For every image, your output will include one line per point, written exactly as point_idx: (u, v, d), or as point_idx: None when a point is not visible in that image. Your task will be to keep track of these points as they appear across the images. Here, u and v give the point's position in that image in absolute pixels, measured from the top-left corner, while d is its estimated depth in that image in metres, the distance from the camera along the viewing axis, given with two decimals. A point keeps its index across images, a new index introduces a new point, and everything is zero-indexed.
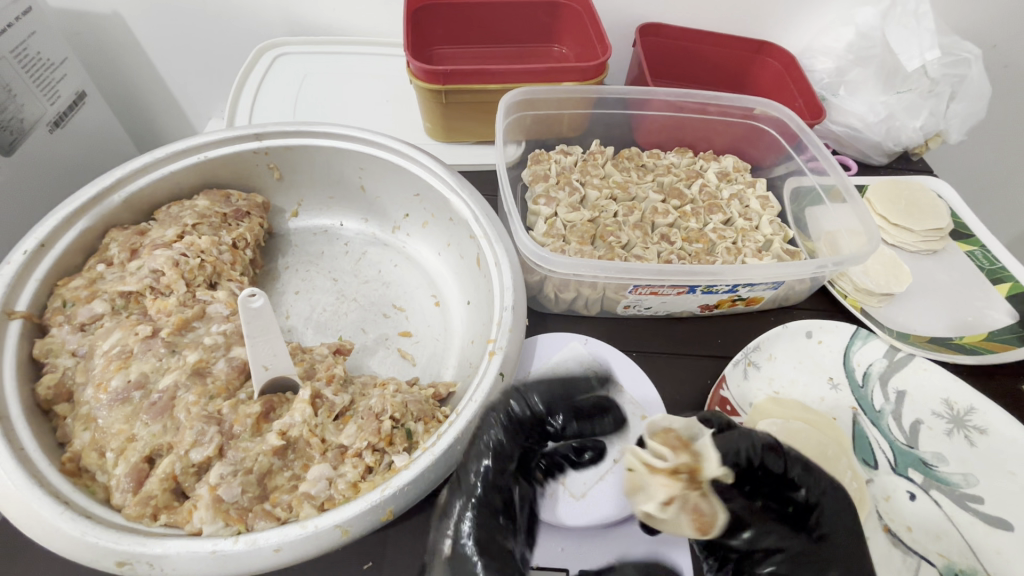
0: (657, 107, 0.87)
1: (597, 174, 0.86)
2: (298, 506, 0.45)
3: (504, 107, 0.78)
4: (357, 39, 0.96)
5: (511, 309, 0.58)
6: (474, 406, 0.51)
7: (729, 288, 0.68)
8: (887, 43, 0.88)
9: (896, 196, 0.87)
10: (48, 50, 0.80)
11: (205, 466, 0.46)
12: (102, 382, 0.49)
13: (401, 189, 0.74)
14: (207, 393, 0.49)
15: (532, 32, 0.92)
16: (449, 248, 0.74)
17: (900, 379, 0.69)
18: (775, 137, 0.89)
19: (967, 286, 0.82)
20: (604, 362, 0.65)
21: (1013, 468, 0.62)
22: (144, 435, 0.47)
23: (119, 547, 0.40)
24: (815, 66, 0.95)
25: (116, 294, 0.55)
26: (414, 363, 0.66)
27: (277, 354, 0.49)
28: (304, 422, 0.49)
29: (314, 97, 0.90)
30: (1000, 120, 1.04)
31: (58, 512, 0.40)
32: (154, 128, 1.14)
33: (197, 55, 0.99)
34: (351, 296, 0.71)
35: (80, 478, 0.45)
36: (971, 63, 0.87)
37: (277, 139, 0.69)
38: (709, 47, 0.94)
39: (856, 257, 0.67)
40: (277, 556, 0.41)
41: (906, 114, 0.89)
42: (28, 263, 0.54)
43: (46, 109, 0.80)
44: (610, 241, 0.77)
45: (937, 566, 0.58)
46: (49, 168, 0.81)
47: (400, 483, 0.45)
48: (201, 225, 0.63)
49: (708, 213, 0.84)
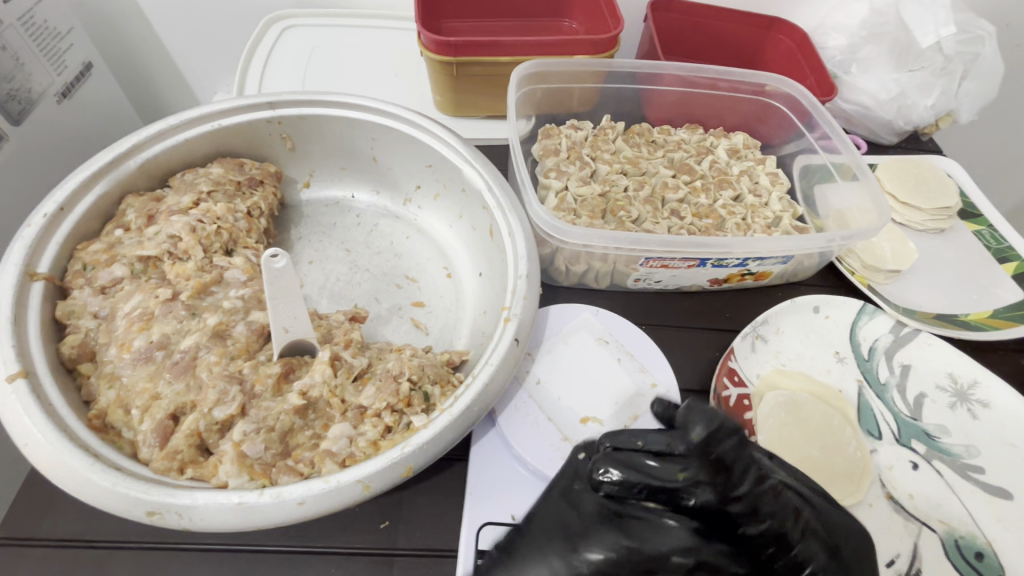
0: (670, 82, 0.86)
1: (608, 148, 0.85)
2: (321, 462, 0.47)
3: (515, 80, 0.77)
4: (366, 12, 0.96)
5: (526, 278, 0.58)
6: (491, 369, 0.52)
7: (740, 262, 0.68)
8: (901, 19, 0.87)
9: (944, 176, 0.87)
10: (54, 19, 0.79)
11: (228, 423, 0.48)
12: (126, 342, 0.50)
13: (413, 160, 0.74)
14: (228, 353, 0.51)
15: (543, 6, 0.91)
16: (461, 220, 0.74)
17: (905, 354, 0.70)
18: (786, 114, 0.88)
19: (974, 265, 0.81)
20: (614, 332, 0.66)
21: (1014, 441, 0.63)
22: (169, 393, 0.48)
23: (150, 497, 0.41)
24: (827, 43, 0.94)
25: (135, 258, 0.56)
26: (427, 332, 0.67)
27: (297, 316, 0.51)
28: (324, 382, 0.51)
29: (323, 69, 0.89)
30: (1011, 99, 1.04)
31: (89, 465, 0.42)
32: (160, 102, 1.13)
33: (203, 27, 0.98)
34: (364, 266, 0.71)
35: (106, 434, 0.47)
36: (985, 41, 0.86)
37: (290, 108, 0.69)
38: (721, 24, 0.93)
39: (866, 231, 0.67)
40: (301, 508, 0.42)
41: (918, 92, 0.88)
42: (48, 226, 0.55)
43: (53, 79, 0.79)
44: (620, 215, 0.77)
45: (938, 532, 0.59)
46: (60, 139, 0.81)
47: (419, 441, 0.46)
48: (216, 193, 0.64)
49: (719, 189, 0.84)
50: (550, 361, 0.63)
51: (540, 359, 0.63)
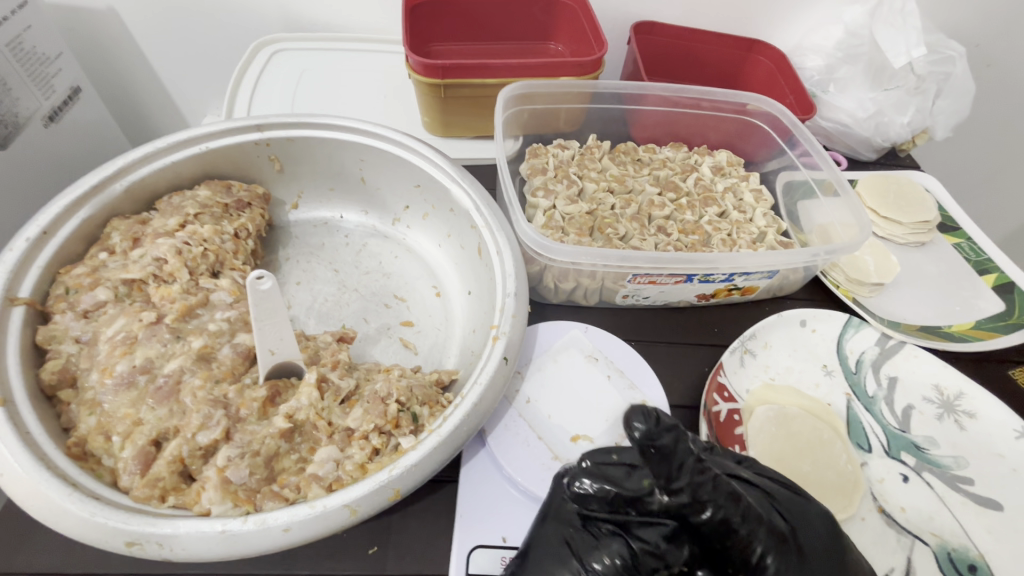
0: (653, 102, 0.88)
1: (594, 167, 0.87)
2: (307, 486, 0.46)
3: (503, 101, 0.78)
4: (355, 36, 0.97)
5: (514, 296, 0.59)
6: (480, 389, 0.51)
7: (726, 277, 0.69)
8: (874, 40, 0.89)
9: (920, 193, 0.90)
10: (42, 44, 0.79)
11: (212, 449, 0.47)
12: (107, 367, 0.50)
13: (401, 181, 0.74)
14: (213, 377, 0.50)
15: (529, 30, 0.94)
16: (449, 239, 0.74)
17: (892, 366, 0.71)
18: (767, 133, 0.90)
19: (955, 276, 0.83)
20: (604, 349, 0.66)
21: (1001, 451, 0.64)
22: (151, 418, 0.48)
23: (130, 527, 0.40)
24: (805, 63, 0.96)
25: (119, 281, 0.56)
26: (416, 351, 0.66)
27: (283, 338, 0.50)
28: (311, 405, 0.50)
29: (311, 91, 0.90)
30: (984, 117, 1.07)
31: (66, 494, 0.41)
32: (148, 125, 1.14)
33: (191, 50, 0.99)
34: (353, 286, 0.71)
35: (86, 462, 0.46)
36: (956, 61, 0.89)
37: (279, 131, 0.70)
38: (702, 46, 0.95)
39: (848, 246, 0.68)
40: (286, 535, 0.41)
41: (894, 110, 0.91)
42: (30, 251, 0.54)
43: (41, 103, 0.79)
44: (608, 232, 0.78)
45: (931, 546, 0.59)
46: (46, 164, 0.81)
47: (407, 463, 0.46)
48: (204, 215, 0.64)
49: (704, 206, 0.85)
50: (539, 379, 0.63)
51: (530, 377, 0.63)
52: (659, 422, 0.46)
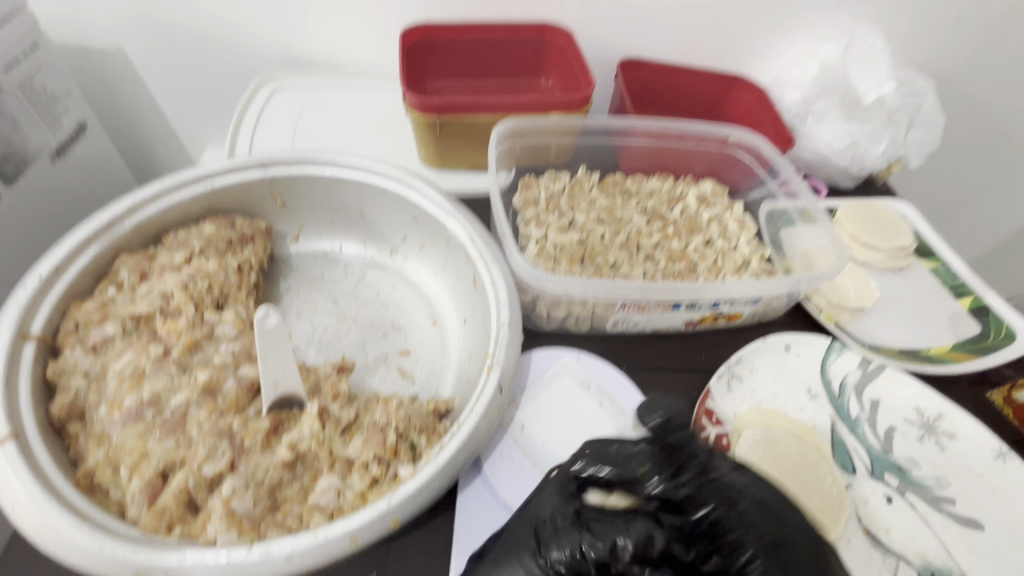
0: (639, 135, 0.93)
1: (584, 199, 0.90)
2: (310, 516, 0.48)
3: (496, 137, 0.82)
4: (353, 73, 1.01)
5: (508, 326, 0.61)
6: (475, 419, 0.53)
7: (712, 304, 0.71)
8: (848, 76, 0.94)
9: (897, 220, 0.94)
10: (53, 84, 0.82)
11: (217, 480, 0.49)
12: (116, 400, 0.51)
13: (399, 214, 0.77)
14: (218, 409, 0.52)
15: (519, 66, 0.98)
16: (445, 269, 0.77)
17: (874, 389, 0.73)
18: (749, 164, 0.95)
19: (932, 300, 0.86)
20: (596, 376, 0.68)
21: (980, 471, 0.66)
22: (158, 450, 0.49)
23: (138, 559, 0.42)
24: (784, 96, 1.00)
25: (127, 316, 0.58)
26: (413, 380, 0.68)
27: (286, 370, 0.53)
28: (312, 435, 0.52)
29: (311, 127, 0.94)
30: (956, 146, 1.13)
31: (77, 527, 0.42)
32: (151, 159, 1.17)
33: (195, 88, 1.02)
34: (352, 317, 0.74)
35: (94, 494, 0.48)
36: (925, 95, 0.94)
37: (281, 168, 0.73)
38: (685, 81, 1.00)
39: (827, 272, 0.71)
40: (289, 564, 0.43)
41: (869, 141, 0.95)
42: (42, 288, 0.57)
43: (50, 141, 0.82)
44: (598, 261, 0.82)
45: (915, 565, 0.61)
46: (52, 199, 0.83)
47: (405, 492, 0.47)
48: (208, 250, 0.66)
49: (689, 235, 0.88)
50: (534, 406, 0.65)
51: (524, 405, 0.65)
52: (671, 422, 0.57)
